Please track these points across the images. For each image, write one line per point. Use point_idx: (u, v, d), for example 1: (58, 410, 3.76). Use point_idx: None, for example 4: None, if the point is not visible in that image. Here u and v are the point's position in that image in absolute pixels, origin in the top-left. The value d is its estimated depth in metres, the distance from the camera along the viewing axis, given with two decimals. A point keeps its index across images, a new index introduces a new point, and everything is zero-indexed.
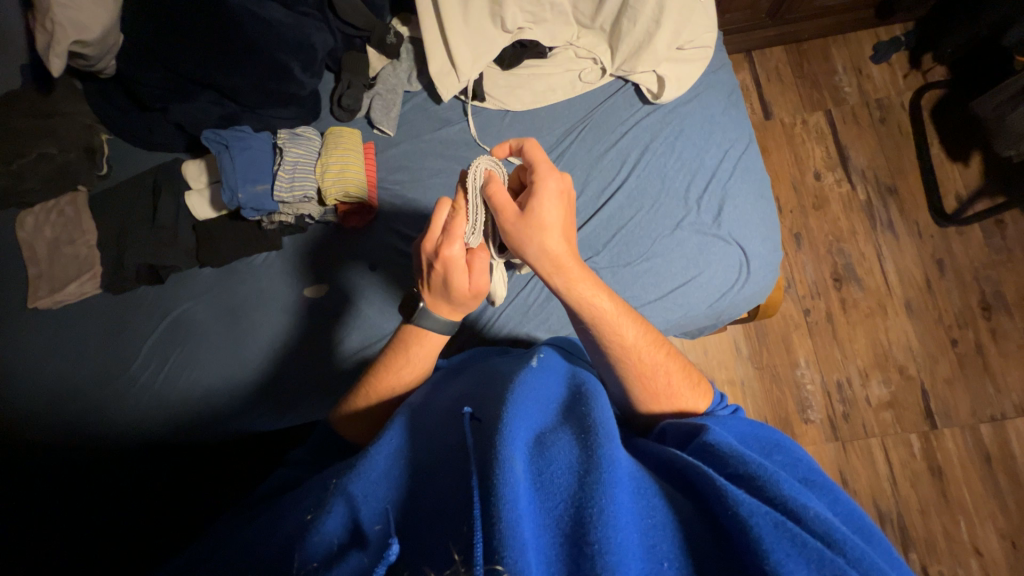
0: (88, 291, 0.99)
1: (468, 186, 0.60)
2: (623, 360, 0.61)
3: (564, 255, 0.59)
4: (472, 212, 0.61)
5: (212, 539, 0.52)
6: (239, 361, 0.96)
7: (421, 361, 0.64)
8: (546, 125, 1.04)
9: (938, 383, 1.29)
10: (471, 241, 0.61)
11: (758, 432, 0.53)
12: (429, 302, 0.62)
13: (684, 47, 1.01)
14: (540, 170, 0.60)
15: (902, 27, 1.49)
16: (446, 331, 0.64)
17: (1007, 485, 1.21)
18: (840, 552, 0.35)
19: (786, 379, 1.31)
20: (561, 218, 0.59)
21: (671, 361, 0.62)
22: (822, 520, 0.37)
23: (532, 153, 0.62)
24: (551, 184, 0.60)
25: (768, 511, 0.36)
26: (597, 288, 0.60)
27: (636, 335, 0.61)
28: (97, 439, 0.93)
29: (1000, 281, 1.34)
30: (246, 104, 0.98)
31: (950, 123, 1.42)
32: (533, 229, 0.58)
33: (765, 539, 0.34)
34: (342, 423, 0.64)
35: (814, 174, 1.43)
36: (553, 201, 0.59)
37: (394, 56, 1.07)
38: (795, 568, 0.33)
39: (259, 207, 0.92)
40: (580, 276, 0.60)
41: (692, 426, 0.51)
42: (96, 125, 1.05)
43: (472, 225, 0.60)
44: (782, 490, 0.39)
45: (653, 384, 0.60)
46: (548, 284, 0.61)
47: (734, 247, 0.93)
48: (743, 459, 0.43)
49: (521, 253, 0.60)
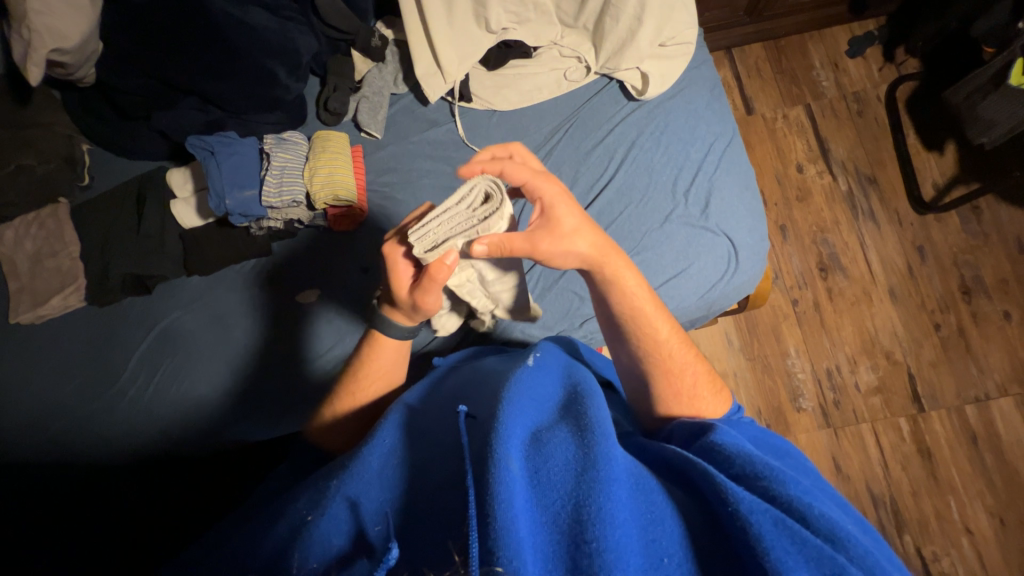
0: (71, 304, 0.96)
1: (455, 198, 0.57)
2: (651, 356, 0.61)
3: (601, 244, 0.60)
4: (437, 218, 0.57)
5: (212, 549, 0.51)
6: (229, 372, 0.94)
7: (385, 370, 0.65)
8: (534, 123, 1.04)
9: (923, 367, 1.32)
10: (411, 241, 0.56)
11: (768, 437, 0.54)
12: (386, 309, 0.65)
13: (667, 43, 1.03)
14: (537, 185, 0.60)
15: (874, 21, 1.53)
16: (405, 337, 0.66)
17: (994, 464, 1.25)
18: (842, 549, 0.36)
19: (777, 369, 1.33)
20: (580, 218, 0.60)
21: (698, 362, 0.62)
22: (826, 519, 0.38)
23: (513, 171, 0.61)
24: (552, 191, 0.60)
25: (767, 509, 0.37)
26: (636, 278, 0.62)
27: (669, 332, 0.62)
28: (84, 456, 0.91)
29: (978, 265, 1.38)
30: (232, 111, 0.97)
31: (924, 113, 1.46)
32: (563, 238, 0.58)
33: (764, 537, 0.35)
34: (331, 434, 0.63)
35: (796, 166, 1.46)
36: (565, 205, 0.60)
37: (380, 59, 1.07)
38: (794, 566, 0.34)
39: (246, 213, 0.91)
40: (622, 266, 0.62)
41: (700, 423, 0.52)
42: (77, 135, 1.03)
43: (423, 228, 0.57)
44: (786, 490, 0.40)
45: (677, 382, 0.60)
46: (595, 274, 0.62)
47: (723, 238, 0.94)
48: (750, 459, 0.43)
49: (563, 256, 0.60)
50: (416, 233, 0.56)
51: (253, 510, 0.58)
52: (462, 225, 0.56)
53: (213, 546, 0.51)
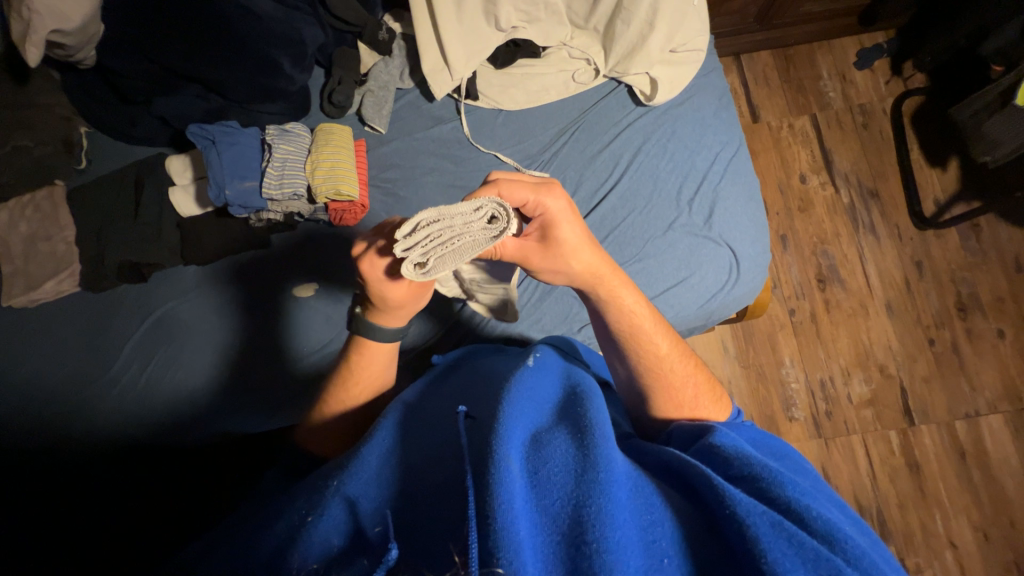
0: (66, 289, 0.95)
1: (452, 215, 0.50)
2: (652, 371, 0.60)
3: (598, 265, 0.60)
4: (427, 235, 0.50)
5: (201, 547, 0.51)
6: (223, 363, 0.94)
7: (374, 376, 0.64)
8: (540, 124, 1.04)
9: (916, 382, 1.33)
10: (405, 266, 0.50)
11: (769, 440, 0.54)
12: (376, 316, 0.61)
13: (677, 50, 1.02)
14: (540, 201, 0.55)
15: (884, 33, 1.53)
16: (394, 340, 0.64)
17: (981, 479, 1.26)
18: (840, 551, 0.36)
19: (771, 378, 1.34)
20: (581, 234, 0.58)
21: (698, 372, 0.62)
22: (823, 520, 0.37)
23: (509, 192, 0.54)
24: (556, 207, 0.56)
25: (764, 511, 0.37)
26: (634, 295, 0.62)
27: (668, 346, 0.62)
28: (73, 444, 0.90)
29: (974, 282, 1.39)
30: (234, 99, 0.96)
31: (929, 128, 1.46)
32: (562, 257, 0.58)
33: (762, 538, 0.35)
34: (316, 437, 0.62)
35: (800, 177, 1.46)
36: (568, 222, 0.57)
37: (386, 52, 1.06)
38: (791, 568, 0.34)
39: (247, 205, 0.90)
40: (621, 282, 0.61)
41: (700, 426, 0.52)
42: (74, 116, 1.01)
43: (410, 245, 0.50)
44: (784, 491, 0.40)
45: (679, 395, 0.60)
46: (592, 294, 0.61)
47: (724, 248, 0.94)
48: (750, 461, 0.43)
49: (562, 274, 0.59)
50: (409, 254, 0.50)
51: (244, 507, 0.57)
52: (454, 245, 0.51)
53: (204, 547, 0.50)
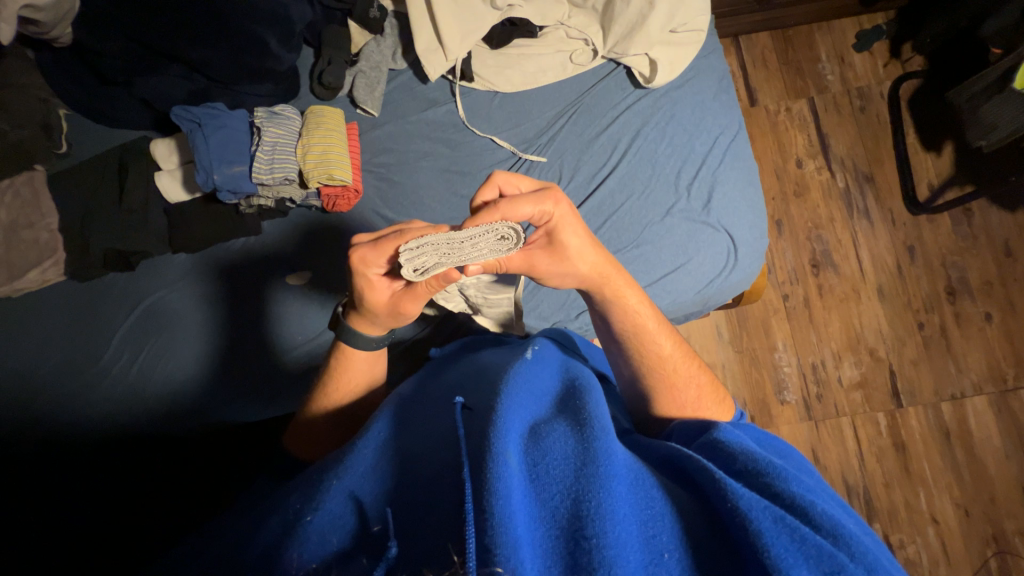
0: (50, 277, 0.92)
1: (462, 235, 0.49)
2: (653, 372, 0.61)
3: (604, 266, 0.58)
4: (432, 244, 0.49)
5: (200, 541, 0.51)
6: (215, 353, 0.93)
7: (361, 375, 0.64)
8: (536, 108, 1.02)
9: (905, 364, 1.35)
10: (405, 270, 0.49)
11: (771, 440, 0.54)
12: (358, 322, 0.60)
13: (677, 30, 1.00)
14: (540, 211, 0.53)
15: (884, 15, 1.50)
16: (380, 343, 0.63)
17: (963, 458, 1.30)
18: (841, 546, 0.36)
19: (764, 362, 1.36)
20: (585, 237, 0.57)
21: (701, 373, 0.63)
22: (827, 517, 0.38)
23: (511, 210, 0.52)
24: (561, 212, 0.54)
25: (767, 507, 0.37)
26: (638, 295, 0.61)
27: (671, 347, 0.62)
28: (67, 434, 0.89)
29: (965, 267, 1.40)
30: (214, 78, 0.92)
31: (926, 112, 1.46)
32: (564, 264, 0.56)
33: (765, 533, 0.35)
34: (300, 434, 0.63)
35: (796, 161, 1.46)
36: (572, 226, 0.55)
37: (378, 31, 1.02)
38: (795, 564, 0.34)
39: (236, 189, 0.87)
40: (626, 284, 0.61)
41: (703, 425, 0.52)
42: (52, 99, 0.96)
43: (415, 253, 0.49)
44: (789, 488, 0.40)
45: (679, 396, 0.60)
46: (597, 296, 0.60)
47: (723, 234, 0.94)
48: (754, 457, 0.44)
49: (569, 278, 0.58)
50: (413, 260, 0.49)
51: (243, 500, 0.57)
52: (460, 256, 0.50)
53: (202, 542, 0.50)
